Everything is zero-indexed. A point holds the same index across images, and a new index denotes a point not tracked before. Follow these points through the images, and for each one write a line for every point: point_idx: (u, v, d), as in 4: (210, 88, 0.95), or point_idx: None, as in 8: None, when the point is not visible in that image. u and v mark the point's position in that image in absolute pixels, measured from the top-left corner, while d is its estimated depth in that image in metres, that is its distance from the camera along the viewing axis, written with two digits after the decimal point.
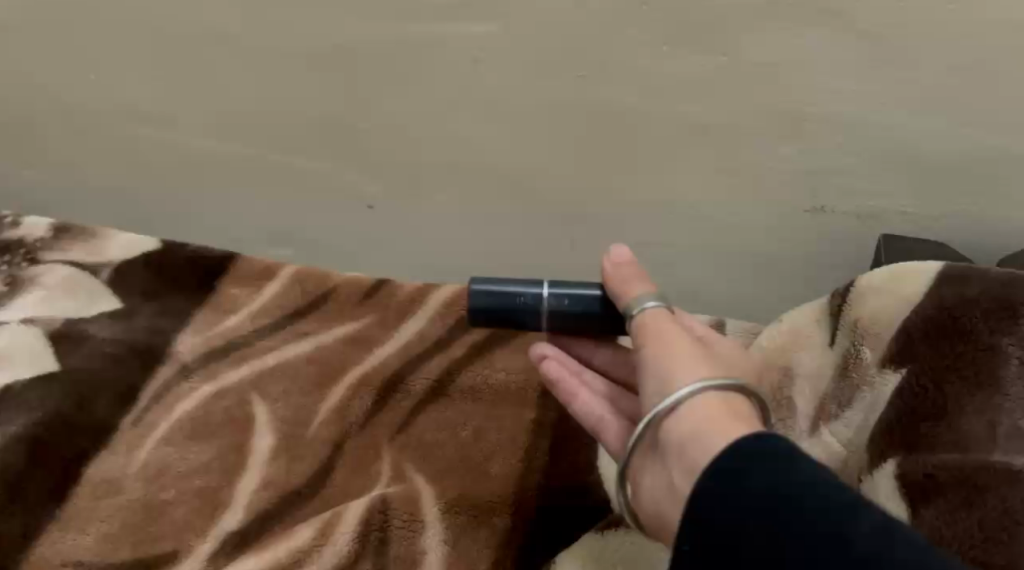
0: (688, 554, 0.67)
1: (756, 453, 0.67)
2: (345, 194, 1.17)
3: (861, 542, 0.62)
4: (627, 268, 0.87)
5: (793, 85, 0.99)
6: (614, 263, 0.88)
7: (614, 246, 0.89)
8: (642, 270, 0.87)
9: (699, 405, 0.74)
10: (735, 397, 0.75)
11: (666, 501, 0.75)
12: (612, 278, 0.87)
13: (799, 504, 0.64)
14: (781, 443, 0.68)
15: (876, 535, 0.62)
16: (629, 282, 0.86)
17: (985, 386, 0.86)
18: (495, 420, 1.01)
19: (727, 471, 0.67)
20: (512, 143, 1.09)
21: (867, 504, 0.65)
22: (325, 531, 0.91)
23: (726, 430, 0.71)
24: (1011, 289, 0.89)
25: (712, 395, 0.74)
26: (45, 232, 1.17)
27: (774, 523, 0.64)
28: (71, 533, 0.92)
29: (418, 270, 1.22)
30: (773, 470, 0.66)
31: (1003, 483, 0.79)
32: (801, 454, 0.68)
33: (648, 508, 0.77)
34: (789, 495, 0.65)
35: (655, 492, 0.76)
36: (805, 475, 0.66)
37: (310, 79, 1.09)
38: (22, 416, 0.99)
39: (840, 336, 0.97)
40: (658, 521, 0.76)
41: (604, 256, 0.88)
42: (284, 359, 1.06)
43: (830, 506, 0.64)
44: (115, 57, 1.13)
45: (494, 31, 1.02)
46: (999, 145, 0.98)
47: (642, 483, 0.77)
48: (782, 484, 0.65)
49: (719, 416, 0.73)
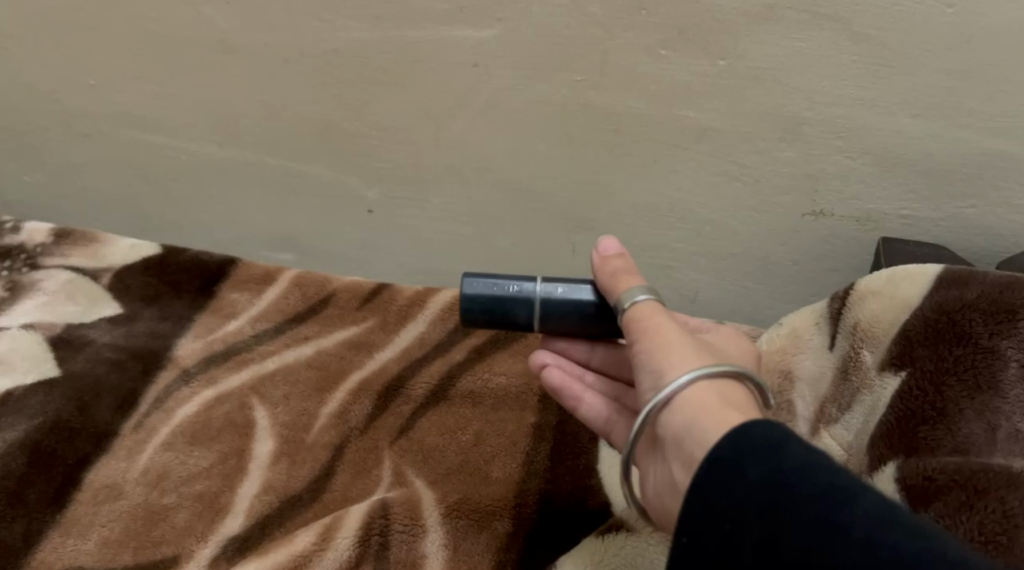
0: (688, 547, 0.68)
1: (751, 442, 0.68)
2: (347, 198, 1.18)
3: (858, 527, 0.63)
4: (619, 260, 0.88)
5: (791, 89, 0.99)
6: (603, 256, 0.89)
7: (602, 239, 0.90)
8: (630, 261, 0.88)
9: (694, 398, 0.74)
10: (730, 387, 0.75)
11: (670, 496, 0.76)
12: (603, 268, 0.88)
13: (795, 493, 0.65)
14: (776, 431, 0.69)
15: (873, 527, 0.63)
16: (620, 275, 0.87)
17: (985, 390, 0.87)
18: (496, 423, 1.02)
19: (722, 464, 0.68)
20: (511, 148, 1.09)
21: (865, 492, 0.65)
22: (326, 536, 0.91)
23: (722, 423, 0.72)
24: (1010, 292, 0.89)
25: (706, 386, 0.75)
26: (46, 238, 1.17)
27: (771, 514, 0.65)
28: (72, 539, 0.93)
29: (418, 274, 1.24)
30: (771, 459, 0.67)
31: (1002, 486, 0.80)
32: (797, 442, 0.68)
33: (654, 501, 0.78)
34: (786, 488, 0.66)
35: (659, 487, 0.77)
36: (802, 464, 0.66)
37: (310, 84, 1.09)
38: (23, 421, 1.00)
39: (840, 339, 0.96)
40: (664, 514, 0.78)
41: (594, 250, 0.90)
42: (284, 364, 1.06)
43: (828, 496, 0.65)
44: (113, 62, 1.13)
45: (492, 37, 1.02)
46: (998, 149, 0.99)
47: (648, 480, 0.78)
48: (779, 475, 0.66)
49: (714, 409, 0.73)
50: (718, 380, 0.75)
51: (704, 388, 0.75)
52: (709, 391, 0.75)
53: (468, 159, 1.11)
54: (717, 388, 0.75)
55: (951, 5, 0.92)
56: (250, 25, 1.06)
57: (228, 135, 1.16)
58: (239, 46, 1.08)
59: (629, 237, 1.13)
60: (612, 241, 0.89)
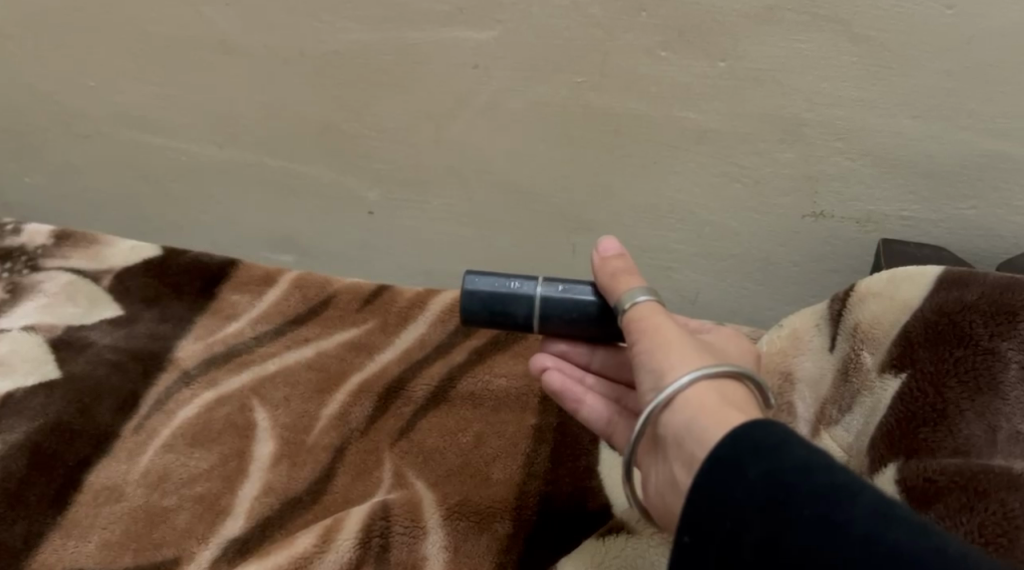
0: (689, 547, 0.68)
1: (751, 441, 0.68)
2: (348, 199, 1.18)
3: (857, 525, 0.63)
4: (619, 260, 0.88)
5: (792, 91, 0.99)
6: (603, 256, 0.89)
7: (603, 239, 0.90)
8: (630, 262, 0.89)
9: (694, 398, 0.74)
10: (730, 386, 0.75)
11: (671, 496, 0.76)
12: (603, 268, 0.88)
13: (795, 492, 0.65)
14: (775, 429, 0.69)
15: (873, 524, 0.63)
16: (620, 275, 0.87)
17: (985, 391, 0.87)
18: (496, 425, 1.01)
19: (723, 463, 0.68)
20: (511, 149, 1.09)
21: (865, 488, 0.65)
22: (326, 537, 0.91)
23: (722, 423, 0.72)
24: (1011, 294, 0.89)
25: (705, 386, 0.75)
26: (46, 239, 1.17)
27: (771, 513, 0.65)
28: (73, 541, 0.93)
29: (418, 276, 1.24)
30: (770, 458, 0.67)
31: (1003, 487, 0.80)
32: (796, 439, 0.68)
33: (656, 501, 0.78)
34: (785, 485, 0.66)
35: (660, 487, 0.77)
36: (801, 461, 0.67)
37: (310, 86, 1.09)
38: (24, 423, 1.00)
39: (840, 341, 0.96)
40: (666, 514, 0.78)
41: (595, 250, 0.90)
42: (284, 365, 1.06)
43: (827, 492, 0.65)
44: (114, 64, 1.13)
45: (492, 38, 1.02)
46: (998, 150, 0.99)
47: (649, 480, 0.78)
48: (778, 473, 0.66)
49: (714, 409, 0.73)
50: (718, 380, 0.75)
51: (704, 388, 0.75)
52: (708, 391, 0.75)
53: (468, 161, 1.11)
54: (717, 387, 0.75)
55: (952, 6, 0.92)
56: (250, 27, 1.06)
57: (228, 137, 1.16)
58: (239, 48, 1.08)
59: (629, 238, 1.13)
60: (612, 242, 0.89)
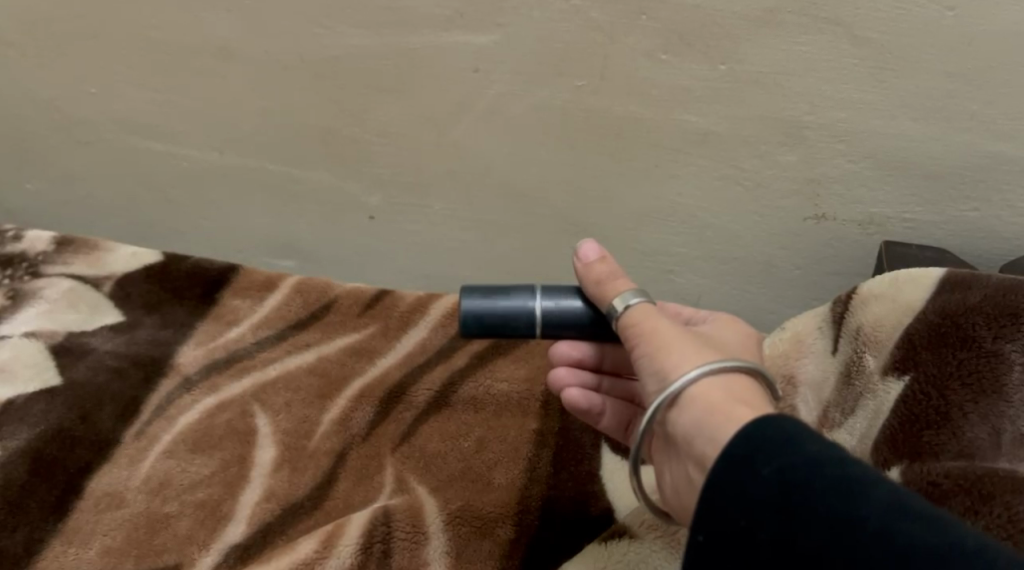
0: (703, 545, 0.68)
1: (762, 438, 0.68)
2: (347, 205, 1.17)
3: (873, 520, 0.63)
4: (602, 266, 0.86)
5: (794, 93, 0.99)
6: (585, 263, 0.87)
7: (581, 246, 0.88)
8: (613, 264, 0.87)
9: (698, 396, 0.74)
10: (735, 381, 0.75)
11: (686, 493, 0.76)
12: (590, 277, 0.86)
13: (810, 486, 0.65)
14: (784, 424, 0.68)
15: (884, 516, 0.63)
16: (607, 282, 0.85)
17: (988, 394, 0.86)
18: (497, 429, 1.01)
19: (733, 462, 0.68)
20: (513, 153, 1.09)
21: (876, 478, 0.65)
22: (328, 544, 0.90)
23: (729, 420, 0.72)
24: (1013, 296, 0.89)
25: (710, 383, 0.75)
26: (46, 246, 1.16)
27: (785, 508, 0.65)
28: (74, 547, 0.92)
29: (419, 280, 1.24)
30: (783, 453, 0.66)
31: (1007, 491, 0.79)
32: (808, 433, 0.67)
33: (671, 498, 0.78)
34: (798, 479, 0.65)
35: (674, 484, 0.77)
36: (813, 455, 0.66)
37: (308, 89, 1.09)
38: (24, 430, 1.00)
39: (842, 344, 0.95)
40: (681, 510, 0.78)
41: (574, 257, 0.88)
42: (286, 370, 1.06)
43: (839, 484, 0.65)
44: (112, 68, 1.13)
45: (492, 43, 1.01)
46: (1000, 152, 0.98)
47: (664, 477, 0.78)
48: (791, 468, 0.66)
49: (721, 406, 0.73)
50: (721, 376, 0.75)
51: (708, 386, 0.75)
52: (714, 387, 0.74)
53: (468, 165, 1.11)
54: (721, 383, 0.75)
55: (952, 7, 0.92)
56: (249, 31, 1.06)
57: (228, 142, 1.15)
58: (238, 53, 1.08)
59: (630, 242, 1.13)
60: (590, 247, 0.87)
